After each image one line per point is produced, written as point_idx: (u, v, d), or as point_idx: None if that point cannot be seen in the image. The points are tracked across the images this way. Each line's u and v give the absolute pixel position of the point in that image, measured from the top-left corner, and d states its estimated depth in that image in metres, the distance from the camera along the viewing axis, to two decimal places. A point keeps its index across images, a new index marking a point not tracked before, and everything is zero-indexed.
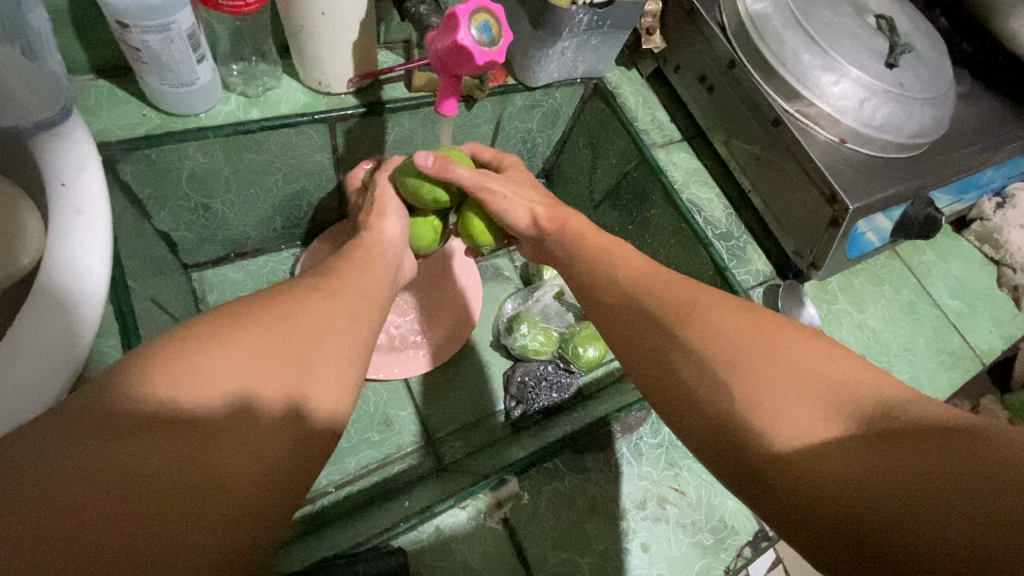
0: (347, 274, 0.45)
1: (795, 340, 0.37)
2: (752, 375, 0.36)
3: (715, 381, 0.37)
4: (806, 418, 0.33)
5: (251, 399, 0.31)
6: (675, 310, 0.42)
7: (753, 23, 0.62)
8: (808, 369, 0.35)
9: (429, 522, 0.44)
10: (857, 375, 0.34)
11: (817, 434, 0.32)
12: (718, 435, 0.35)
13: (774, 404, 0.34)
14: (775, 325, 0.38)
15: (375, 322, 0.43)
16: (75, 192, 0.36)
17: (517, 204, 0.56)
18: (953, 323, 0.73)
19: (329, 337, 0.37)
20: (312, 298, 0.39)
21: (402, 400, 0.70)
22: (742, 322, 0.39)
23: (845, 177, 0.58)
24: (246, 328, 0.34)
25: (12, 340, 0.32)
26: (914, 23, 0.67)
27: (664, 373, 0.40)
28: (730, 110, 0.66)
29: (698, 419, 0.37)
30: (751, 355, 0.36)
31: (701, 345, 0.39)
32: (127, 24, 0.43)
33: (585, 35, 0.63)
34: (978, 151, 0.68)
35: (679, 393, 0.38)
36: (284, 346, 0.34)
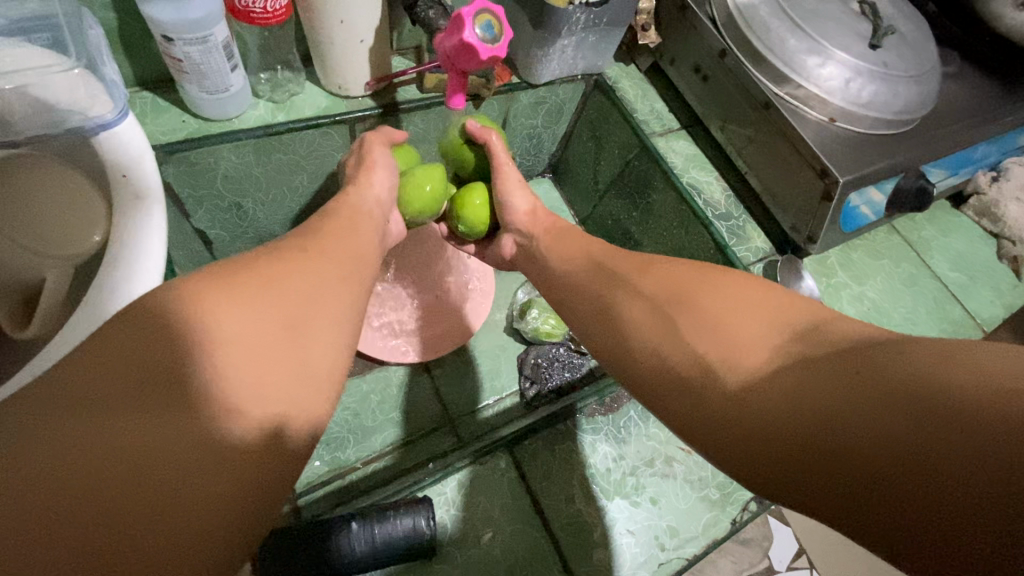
0: (332, 232, 0.46)
1: (744, 291, 0.39)
2: (710, 321, 0.38)
3: (669, 325, 0.39)
4: (753, 356, 0.35)
5: (228, 372, 0.31)
6: (632, 271, 0.46)
7: (740, 14, 0.66)
8: (757, 310, 0.37)
9: (451, 477, 0.48)
10: (800, 312, 0.36)
11: (762, 373, 0.33)
12: (681, 389, 0.37)
13: (727, 338, 0.36)
14: (725, 279, 0.41)
15: (365, 275, 0.45)
16: (134, 180, 0.42)
17: (519, 196, 0.59)
18: (953, 294, 0.75)
19: (316, 295, 0.38)
20: (299, 252, 0.41)
21: (421, 383, 0.74)
22: (698, 279, 0.42)
23: (834, 153, 0.61)
24: (226, 276, 0.35)
25: (89, 304, 0.37)
26: (897, 6, 0.70)
27: (616, 335, 0.43)
28: (722, 97, 0.70)
29: (661, 374, 0.38)
30: (702, 306, 0.39)
31: (659, 300, 0.42)
32: (172, 38, 0.49)
33: (583, 32, 0.67)
34: (967, 126, 0.71)
35: (636, 339, 0.41)
36: (272, 312, 0.35)
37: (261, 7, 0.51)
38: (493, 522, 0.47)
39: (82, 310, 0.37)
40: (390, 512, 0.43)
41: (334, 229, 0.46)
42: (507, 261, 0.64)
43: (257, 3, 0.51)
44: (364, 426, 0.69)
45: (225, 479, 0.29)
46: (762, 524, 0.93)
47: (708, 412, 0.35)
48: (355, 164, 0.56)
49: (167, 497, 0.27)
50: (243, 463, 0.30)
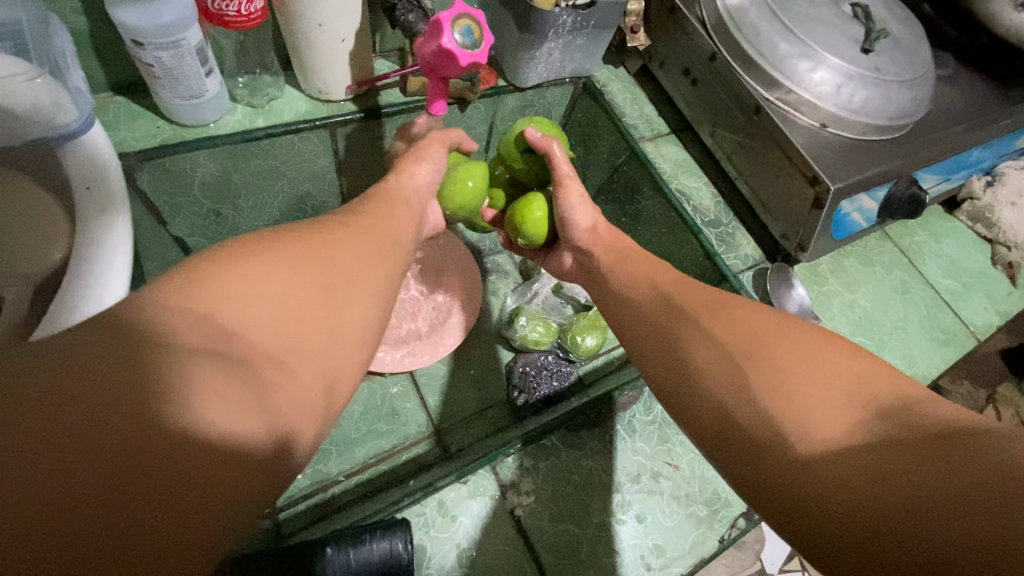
0: (360, 224, 0.40)
1: (808, 338, 0.35)
2: (782, 375, 0.33)
3: (738, 373, 0.35)
4: (822, 412, 0.31)
5: (252, 336, 0.28)
6: (699, 305, 0.41)
7: (732, 16, 0.64)
8: (838, 371, 0.32)
9: (431, 497, 0.47)
10: (876, 374, 0.32)
11: (833, 437, 0.29)
12: (726, 424, 0.34)
13: (798, 400, 0.32)
14: (783, 324, 0.37)
15: (397, 281, 0.39)
16: (97, 192, 0.40)
17: (581, 209, 0.57)
18: (946, 302, 0.74)
19: (358, 272, 0.35)
20: (335, 226, 0.38)
21: (408, 393, 0.72)
22: (768, 326, 0.37)
23: (826, 160, 0.60)
24: (271, 241, 0.33)
25: (45, 324, 0.36)
26: (890, 9, 0.69)
27: (676, 368, 0.39)
28: (713, 101, 0.68)
29: (716, 412, 0.35)
30: (773, 359, 0.34)
31: (718, 335, 0.38)
32: (142, 42, 0.47)
33: (570, 35, 0.66)
34: (961, 131, 0.70)
35: (699, 386, 0.36)
36: (313, 274, 0.32)
37: (235, 11, 0.50)
38: (475, 542, 0.46)
39: (39, 329, 0.36)
40: (366, 536, 0.41)
41: (371, 227, 0.40)
42: (566, 272, 0.62)
43: (231, 7, 0.49)
44: (348, 438, 0.68)
45: (199, 484, 0.24)
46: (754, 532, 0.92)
47: (760, 453, 0.31)
48: (406, 159, 0.54)
49: (133, 506, 0.22)
50: (228, 477, 0.25)
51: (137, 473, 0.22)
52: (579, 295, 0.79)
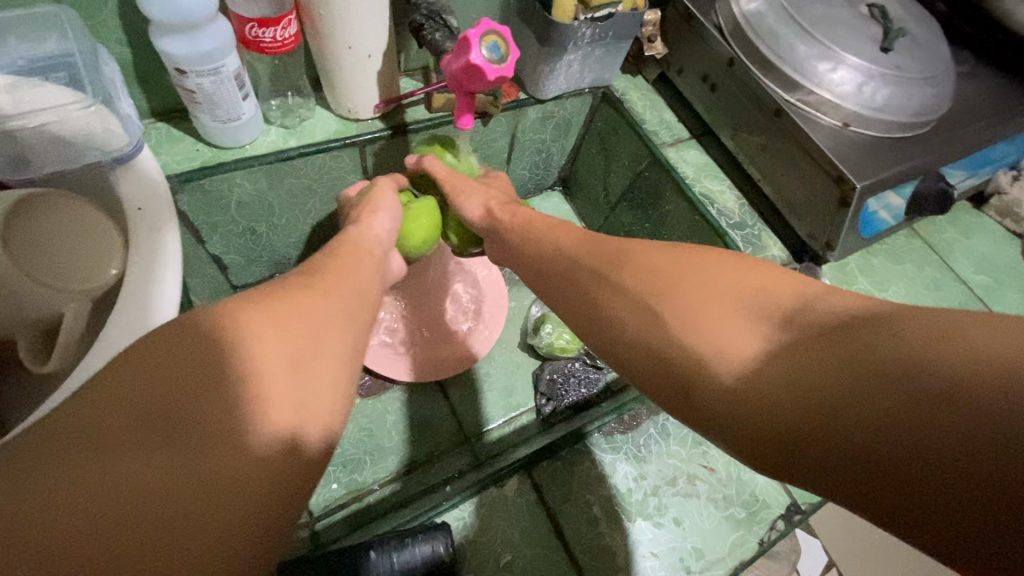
0: (333, 279, 0.42)
1: (714, 266, 0.38)
2: (690, 308, 0.36)
3: (654, 319, 0.37)
4: (736, 336, 0.33)
5: (242, 393, 0.31)
6: (610, 262, 0.43)
7: (748, 22, 0.65)
8: (747, 295, 0.35)
9: (469, 501, 0.47)
10: (781, 285, 0.35)
11: (751, 354, 0.32)
12: (651, 366, 0.37)
13: (711, 329, 0.34)
14: (696, 257, 0.40)
15: (370, 307, 0.43)
16: (149, 213, 0.42)
17: (470, 199, 0.59)
18: (980, 298, 0.73)
19: (329, 317, 0.38)
20: (305, 282, 0.40)
21: (437, 401, 0.73)
22: (673, 263, 0.40)
23: (850, 159, 0.60)
24: (246, 304, 0.35)
25: (103, 343, 0.37)
26: (907, 9, 0.69)
27: (608, 335, 0.40)
28: (732, 105, 0.69)
29: (640, 357, 0.37)
30: (681, 295, 0.37)
31: (637, 291, 0.39)
32: (185, 70, 0.50)
33: (589, 47, 0.68)
34: (984, 126, 0.70)
35: (623, 337, 0.39)
36: (289, 331, 0.35)
37: (272, 37, 0.52)
38: (515, 548, 0.45)
39: (96, 348, 0.37)
40: (408, 540, 0.42)
41: (341, 262, 0.45)
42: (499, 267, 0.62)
43: (267, 33, 0.52)
44: (381, 447, 0.68)
45: (244, 488, 0.29)
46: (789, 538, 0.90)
47: (684, 386, 0.34)
48: (358, 209, 0.57)
49: (190, 510, 0.27)
50: (267, 482, 0.30)
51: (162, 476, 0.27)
52: None
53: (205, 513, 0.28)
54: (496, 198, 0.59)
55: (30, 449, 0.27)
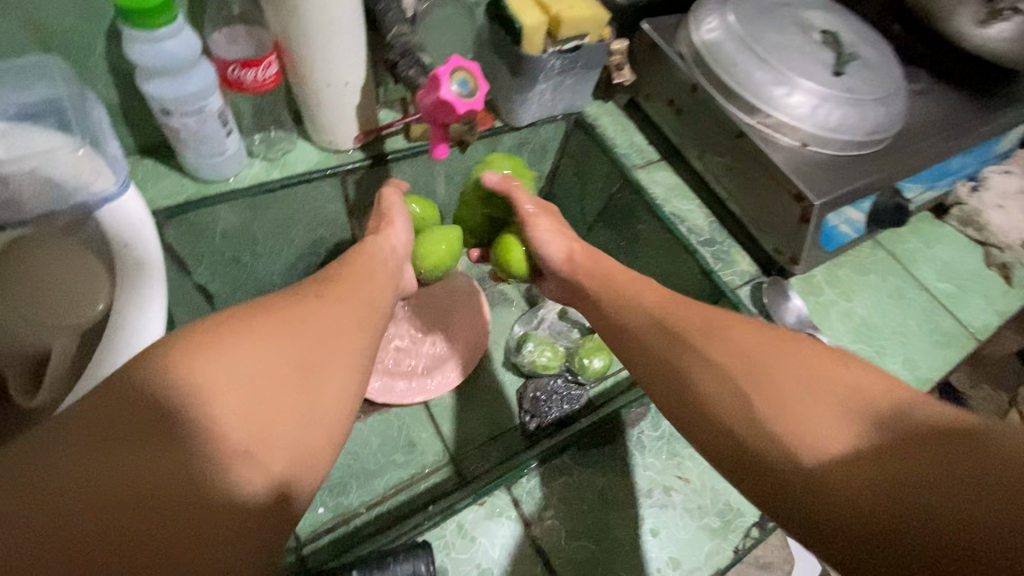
0: (340, 293, 0.46)
1: (800, 355, 0.41)
2: (786, 398, 0.39)
3: (745, 402, 0.40)
4: (824, 429, 0.36)
5: (240, 406, 0.34)
6: (695, 331, 0.46)
7: (708, 51, 0.69)
8: (839, 392, 0.38)
9: (450, 520, 0.48)
10: (871, 385, 0.38)
11: (839, 449, 0.35)
12: (734, 448, 0.39)
13: (807, 425, 0.37)
14: (781, 341, 0.43)
15: (379, 329, 0.46)
16: (135, 248, 0.44)
17: (553, 243, 0.63)
18: (944, 305, 0.76)
19: (331, 339, 0.41)
20: (316, 296, 0.43)
21: (423, 422, 0.75)
22: (764, 350, 0.42)
23: (808, 177, 0.63)
24: (253, 322, 0.38)
25: (91, 374, 0.39)
26: (859, 33, 0.73)
27: (687, 398, 0.43)
28: (698, 128, 0.72)
29: (721, 435, 0.40)
30: (778, 382, 0.40)
31: (720, 364, 0.43)
32: (170, 110, 0.52)
33: (560, 76, 0.71)
34: (937, 142, 0.74)
35: (710, 414, 0.41)
36: (288, 348, 0.38)
37: (253, 77, 0.55)
38: (495, 564, 0.46)
39: (85, 380, 0.39)
40: (390, 559, 0.43)
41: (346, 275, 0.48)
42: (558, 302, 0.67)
43: (249, 73, 0.54)
44: (368, 469, 0.69)
45: (226, 505, 0.31)
46: (777, 548, 0.91)
47: (768, 469, 0.37)
48: (374, 223, 0.61)
49: (175, 523, 0.30)
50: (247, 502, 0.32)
51: (143, 463, 0.30)
52: (583, 321, 0.81)
53: (187, 523, 0.30)
54: (578, 244, 0.64)
55: (47, 441, 0.30)
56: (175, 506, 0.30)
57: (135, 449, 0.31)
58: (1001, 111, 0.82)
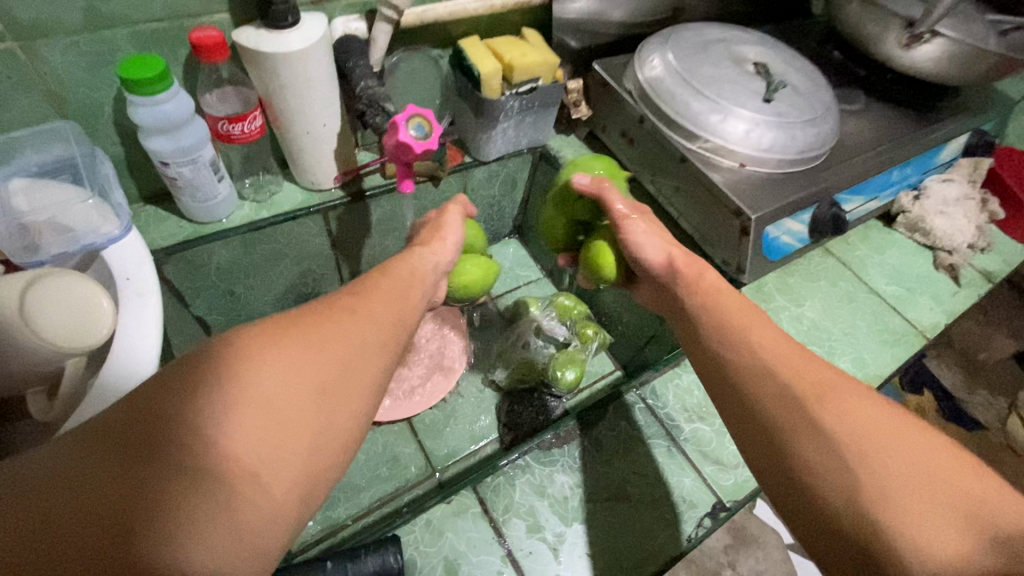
0: (374, 303, 0.45)
1: (922, 447, 0.38)
2: (884, 468, 0.37)
3: (844, 470, 0.38)
4: (933, 532, 0.34)
5: (259, 436, 0.34)
6: (808, 392, 0.42)
7: (650, 86, 0.77)
8: (947, 487, 0.36)
9: (420, 516, 0.52)
10: (1003, 506, 0.36)
11: (944, 553, 0.34)
12: (833, 529, 0.37)
13: (906, 510, 0.35)
14: (903, 426, 0.40)
15: (400, 343, 0.45)
16: (136, 281, 0.51)
17: (651, 246, 0.59)
18: (892, 306, 0.80)
19: (354, 368, 0.40)
20: (345, 313, 0.42)
21: (407, 438, 0.79)
22: (888, 433, 0.39)
23: (745, 194, 0.69)
24: (280, 341, 0.38)
25: (97, 389, 0.44)
26: (789, 63, 0.81)
27: (785, 463, 0.40)
28: (648, 155, 0.79)
29: (817, 512, 0.38)
30: (887, 459, 0.38)
31: (834, 435, 0.39)
32: (167, 162, 0.60)
33: (520, 115, 0.79)
34: (871, 156, 0.80)
35: (804, 479, 0.39)
36: (314, 372, 0.37)
37: (240, 130, 0.62)
38: (460, 556, 0.50)
39: (90, 394, 0.44)
40: (361, 551, 0.47)
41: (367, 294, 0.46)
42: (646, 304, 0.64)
43: (237, 127, 0.62)
44: (354, 484, 0.73)
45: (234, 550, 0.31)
46: None
47: (866, 559, 0.35)
48: (427, 233, 0.61)
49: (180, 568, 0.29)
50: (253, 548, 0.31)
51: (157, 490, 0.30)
52: (557, 334, 0.85)
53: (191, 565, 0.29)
54: (679, 248, 0.59)
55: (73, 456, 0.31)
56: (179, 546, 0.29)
57: (150, 485, 0.30)
58: (934, 125, 0.89)
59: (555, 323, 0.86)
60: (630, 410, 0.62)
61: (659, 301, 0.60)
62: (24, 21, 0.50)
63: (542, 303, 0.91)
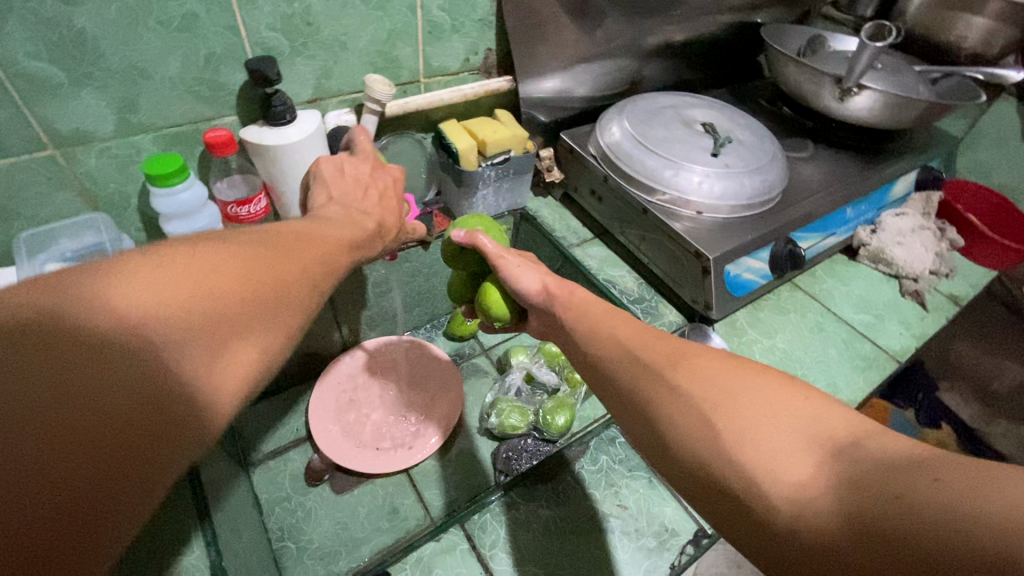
0: (300, 238, 0.45)
1: (761, 383, 0.38)
2: (728, 415, 0.36)
3: (703, 425, 0.36)
4: (780, 455, 0.33)
5: (192, 311, 0.31)
6: (665, 360, 0.42)
7: (610, 149, 0.86)
8: (791, 416, 0.35)
9: (411, 556, 0.54)
10: (841, 420, 0.34)
11: (794, 474, 0.32)
12: (696, 483, 0.36)
13: (762, 447, 0.33)
14: (746, 371, 0.39)
15: (327, 272, 0.45)
16: None
17: (527, 275, 0.57)
18: (862, 333, 0.84)
19: (286, 278, 0.39)
20: (273, 237, 0.42)
21: (406, 490, 0.80)
22: (731, 378, 0.38)
23: (704, 238, 0.76)
24: (213, 245, 0.37)
25: None
26: (735, 121, 0.91)
27: (653, 430, 0.40)
28: (616, 209, 0.87)
29: (680, 468, 0.37)
30: (731, 402, 0.36)
31: (686, 390, 0.39)
32: None
33: (497, 182, 0.88)
34: (822, 197, 0.87)
35: (669, 438, 0.38)
36: (242, 270, 0.36)
37: (247, 212, 0.71)
38: None
39: None
40: None
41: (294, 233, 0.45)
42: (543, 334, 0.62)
43: (244, 209, 0.70)
44: (355, 537, 0.74)
45: (159, 428, 0.28)
46: None
47: (724, 494, 0.34)
48: (349, 181, 0.62)
49: (109, 443, 0.26)
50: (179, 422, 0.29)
51: (76, 365, 0.26)
52: (548, 381, 0.90)
53: (112, 436, 0.26)
54: (553, 277, 0.58)
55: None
56: (109, 422, 0.26)
57: (64, 360, 0.26)
58: (880, 165, 0.97)
59: (544, 369, 0.91)
60: (611, 444, 0.66)
61: (550, 330, 0.58)
62: (65, 133, 0.59)
63: (530, 351, 0.97)
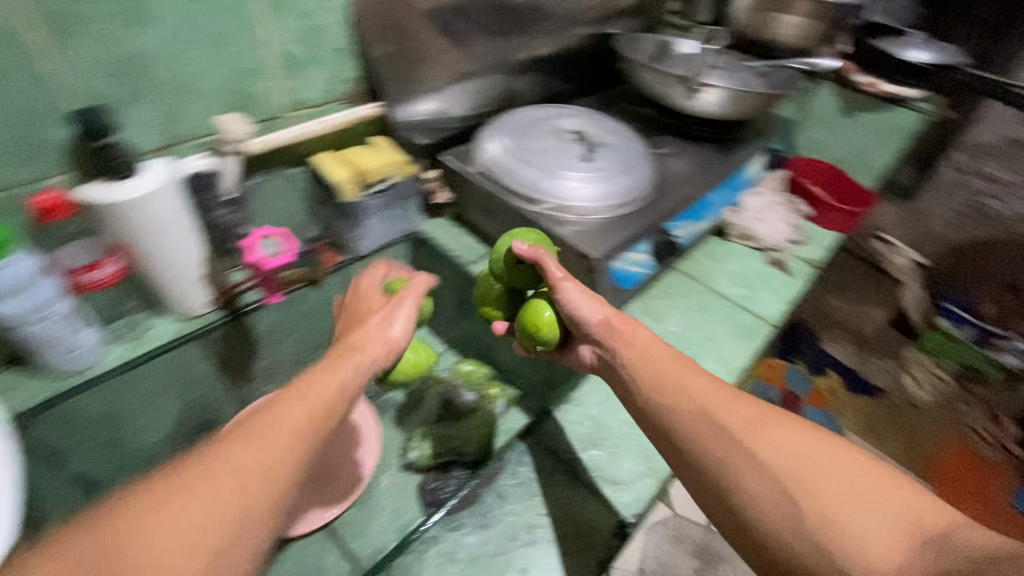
0: (254, 441, 0.44)
1: (851, 467, 0.51)
2: (837, 522, 0.48)
3: (793, 515, 0.49)
4: (879, 542, 0.46)
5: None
6: (741, 427, 0.53)
7: (488, 166, 0.88)
8: (883, 506, 0.49)
9: None
10: (926, 512, 0.49)
11: (888, 558, 0.46)
12: (799, 552, 0.48)
13: (858, 535, 0.47)
14: (829, 450, 0.52)
15: (280, 493, 0.43)
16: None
17: (588, 304, 0.61)
18: (741, 305, 0.92)
19: (208, 522, 0.39)
20: (215, 461, 0.42)
21: (327, 547, 0.74)
22: (815, 456, 0.52)
23: (587, 239, 0.79)
24: (142, 497, 0.39)
25: None
26: (601, 127, 0.97)
27: (739, 519, 0.51)
28: (507, 221, 0.86)
29: (784, 547, 0.48)
30: (832, 507, 0.48)
31: (783, 471, 0.50)
32: (20, 323, 0.62)
33: (382, 211, 0.86)
34: (688, 187, 0.95)
35: (762, 529, 0.49)
36: (163, 530, 0.38)
37: (94, 277, 0.66)
38: None
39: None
40: None
41: (253, 445, 0.44)
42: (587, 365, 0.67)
43: (93, 275, 0.66)
44: None
45: None
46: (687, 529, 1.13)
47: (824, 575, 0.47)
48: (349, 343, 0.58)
49: None
50: None
51: None
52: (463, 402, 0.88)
53: None
54: (609, 307, 0.63)
55: None
56: None
57: None
58: (733, 152, 1.07)
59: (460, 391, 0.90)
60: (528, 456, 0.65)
61: (602, 360, 0.64)
62: None
63: (444, 374, 0.95)
